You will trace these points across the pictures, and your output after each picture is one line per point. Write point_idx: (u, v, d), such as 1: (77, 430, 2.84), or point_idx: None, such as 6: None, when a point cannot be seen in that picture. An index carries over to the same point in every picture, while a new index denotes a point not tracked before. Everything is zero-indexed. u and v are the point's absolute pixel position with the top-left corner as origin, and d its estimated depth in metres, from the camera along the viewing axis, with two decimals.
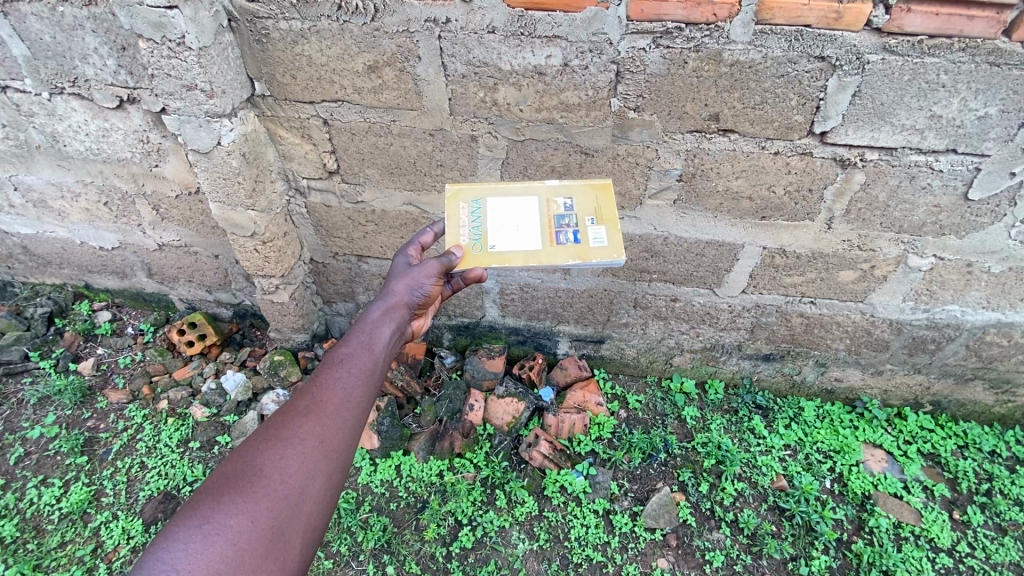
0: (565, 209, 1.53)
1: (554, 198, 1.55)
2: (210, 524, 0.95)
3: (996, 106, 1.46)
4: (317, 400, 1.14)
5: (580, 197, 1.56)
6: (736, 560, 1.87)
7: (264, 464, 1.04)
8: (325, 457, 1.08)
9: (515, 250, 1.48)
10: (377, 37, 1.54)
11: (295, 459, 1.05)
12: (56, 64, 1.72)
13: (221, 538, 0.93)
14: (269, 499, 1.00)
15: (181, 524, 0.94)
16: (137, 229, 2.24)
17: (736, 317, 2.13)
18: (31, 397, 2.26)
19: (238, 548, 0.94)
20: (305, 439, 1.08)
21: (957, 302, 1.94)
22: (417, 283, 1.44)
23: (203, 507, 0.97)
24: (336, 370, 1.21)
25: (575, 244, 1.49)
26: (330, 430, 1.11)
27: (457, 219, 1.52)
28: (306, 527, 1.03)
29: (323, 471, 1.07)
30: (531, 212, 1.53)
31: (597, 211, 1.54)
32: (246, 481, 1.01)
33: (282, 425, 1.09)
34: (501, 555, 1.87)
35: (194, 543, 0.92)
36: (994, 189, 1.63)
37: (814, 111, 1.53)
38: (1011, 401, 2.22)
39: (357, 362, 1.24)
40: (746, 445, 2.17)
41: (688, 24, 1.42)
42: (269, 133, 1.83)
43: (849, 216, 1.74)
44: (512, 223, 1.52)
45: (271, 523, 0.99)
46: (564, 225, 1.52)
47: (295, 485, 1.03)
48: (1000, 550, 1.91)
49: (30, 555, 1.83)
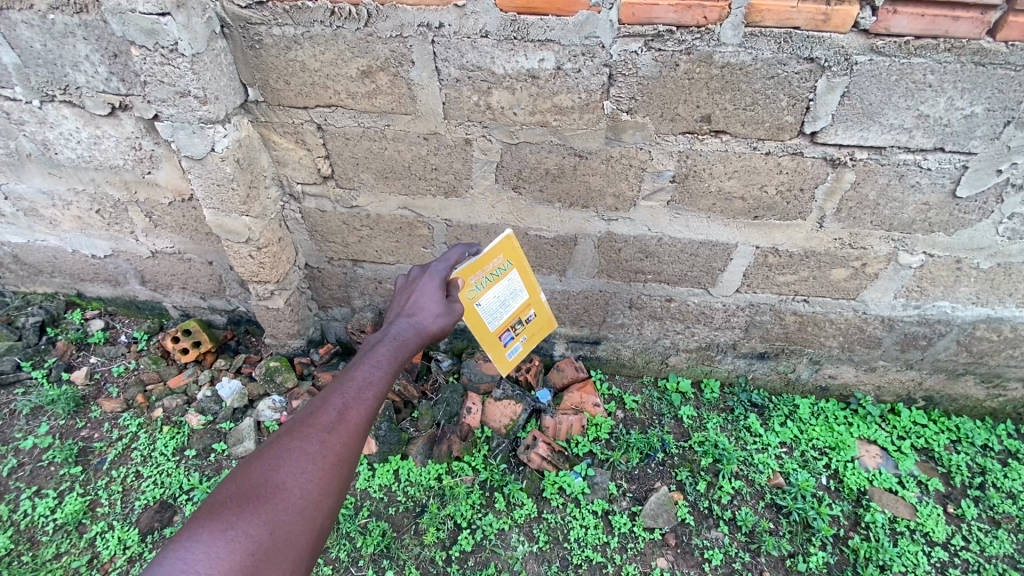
0: (523, 322, 1.80)
1: (528, 309, 1.80)
2: (232, 531, 0.95)
3: (982, 105, 1.49)
4: (340, 417, 1.14)
5: (538, 318, 1.85)
6: (735, 558, 1.88)
7: (286, 476, 1.03)
8: (340, 476, 1.09)
9: (481, 320, 1.65)
10: (371, 42, 1.55)
11: (315, 476, 1.06)
12: (47, 72, 1.70)
13: (240, 547, 0.94)
14: (288, 511, 1.00)
15: (205, 528, 0.95)
16: (130, 237, 2.23)
17: (730, 316, 2.15)
18: (24, 407, 2.23)
19: (255, 558, 0.95)
20: (326, 455, 1.08)
21: (947, 298, 1.97)
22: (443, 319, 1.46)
23: (226, 513, 0.97)
24: (360, 386, 1.21)
25: (502, 343, 1.75)
26: (350, 448, 1.12)
27: (488, 264, 1.62)
28: (317, 541, 1.04)
29: (338, 489, 1.08)
30: (512, 307, 1.74)
31: (532, 336, 1.86)
32: (268, 493, 1.01)
33: (305, 437, 1.09)
34: (501, 557, 1.87)
35: (215, 549, 0.93)
36: (982, 186, 1.66)
37: (804, 112, 1.55)
38: (1002, 395, 2.25)
39: (380, 381, 1.24)
40: (743, 443, 2.19)
41: (679, 27, 1.44)
42: (262, 138, 1.83)
43: (840, 214, 1.76)
44: (501, 301, 1.70)
45: (288, 536, 1.00)
46: (511, 329, 1.77)
47: (312, 500, 1.04)
48: (994, 543, 1.93)
49: (25, 567, 1.80)
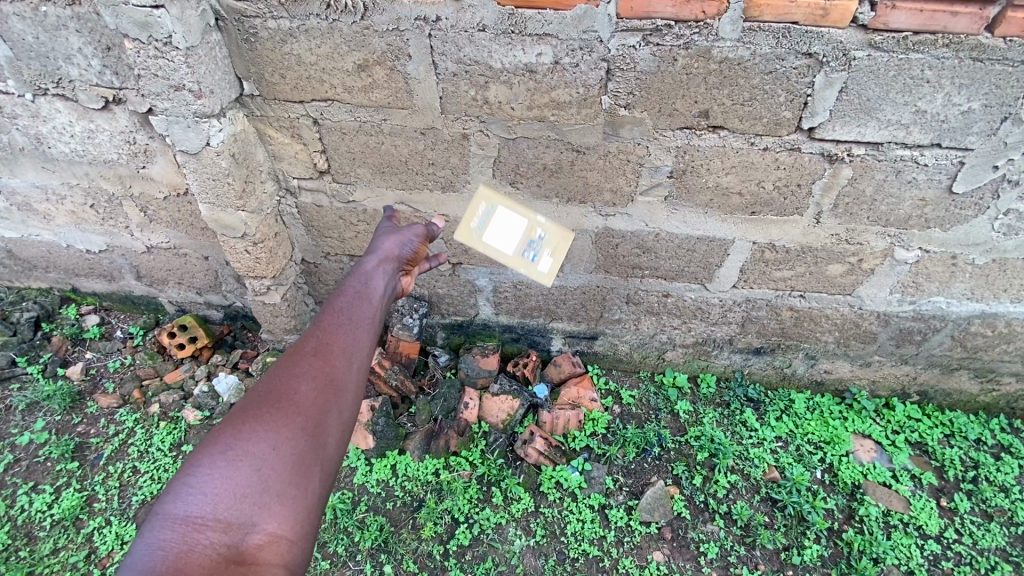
0: (537, 238, 1.77)
1: (537, 225, 1.76)
2: (233, 452, 0.95)
3: (979, 101, 1.49)
4: (325, 341, 1.16)
5: (552, 232, 1.79)
6: (730, 551, 1.90)
7: (280, 396, 1.04)
8: (337, 392, 1.09)
9: (494, 248, 1.72)
10: (367, 35, 1.53)
11: (309, 394, 1.06)
12: (40, 65, 1.68)
13: (244, 466, 0.94)
14: (287, 428, 1.00)
15: (206, 454, 0.95)
16: (125, 232, 2.21)
17: (727, 312, 2.16)
18: (19, 403, 2.22)
19: (262, 474, 0.94)
20: (316, 375, 1.09)
21: (942, 294, 1.98)
22: (404, 240, 1.55)
23: (224, 437, 0.97)
24: (340, 315, 1.23)
25: (530, 262, 1.77)
26: (340, 366, 1.13)
27: (472, 208, 1.72)
28: (326, 456, 1.03)
29: (336, 404, 1.08)
30: (518, 228, 1.74)
31: (557, 249, 1.81)
32: (264, 412, 1.01)
33: (293, 363, 1.11)
34: (498, 551, 1.88)
35: (220, 468, 0.93)
36: (978, 182, 1.66)
37: (802, 107, 1.54)
38: (996, 389, 2.27)
39: (360, 307, 1.27)
40: (739, 438, 2.20)
41: (678, 22, 1.43)
42: (258, 133, 1.81)
43: (837, 210, 1.77)
44: (503, 228, 1.73)
45: (293, 452, 0.99)
46: (531, 246, 1.76)
47: (311, 416, 1.04)
48: (986, 536, 1.95)
49: (23, 562, 1.80)
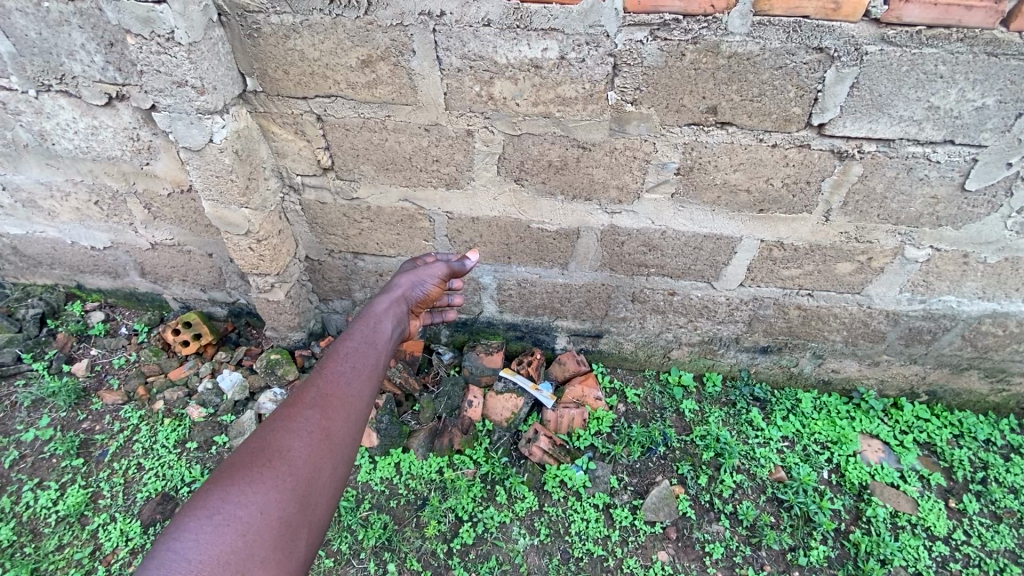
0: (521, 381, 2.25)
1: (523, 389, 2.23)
2: (220, 515, 0.93)
3: (993, 97, 1.46)
4: (324, 394, 1.18)
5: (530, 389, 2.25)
6: (735, 552, 1.88)
7: (278, 450, 1.05)
8: (331, 451, 1.10)
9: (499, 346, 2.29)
10: (371, 30, 1.52)
11: (304, 450, 1.07)
12: (43, 61, 1.68)
13: (232, 529, 0.92)
14: (278, 488, 1.00)
15: (192, 515, 0.93)
16: (128, 229, 2.21)
17: (733, 311, 2.14)
18: (25, 399, 2.23)
19: (249, 538, 0.93)
20: (313, 431, 1.10)
21: (953, 293, 1.95)
22: (419, 280, 1.64)
23: (213, 497, 0.96)
24: (341, 365, 1.26)
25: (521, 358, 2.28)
26: (338, 421, 1.14)
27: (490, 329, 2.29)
28: (313, 520, 1.03)
29: (329, 462, 1.08)
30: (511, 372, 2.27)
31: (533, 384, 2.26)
32: (256, 472, 1.01)
33: (291, 416, 1.12)
34: (502, 550, 1.87)
35: (206, 532, 0.91)
36: (991, 179, 1.63)
37: (812, 103, 1.52)
38: (1006, 390, 2.24)
39: (361, 357, 1.31)
40: (745, 437, 2.18)
41: (686, 16, 1.41)
42: (261, 129, 1.80)
43: (847, 207, 1.74)
44: None
45: (281, 515, 0.98)
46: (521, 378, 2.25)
47: (304, 476, 1.04)
48: (996, 538, 1.92)
49: (28, 559, 1.81)
